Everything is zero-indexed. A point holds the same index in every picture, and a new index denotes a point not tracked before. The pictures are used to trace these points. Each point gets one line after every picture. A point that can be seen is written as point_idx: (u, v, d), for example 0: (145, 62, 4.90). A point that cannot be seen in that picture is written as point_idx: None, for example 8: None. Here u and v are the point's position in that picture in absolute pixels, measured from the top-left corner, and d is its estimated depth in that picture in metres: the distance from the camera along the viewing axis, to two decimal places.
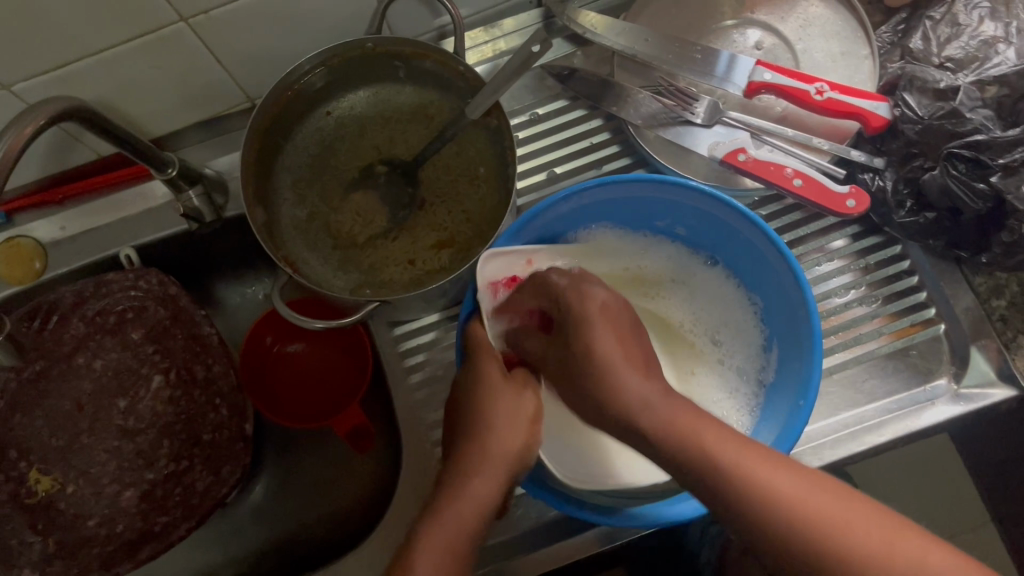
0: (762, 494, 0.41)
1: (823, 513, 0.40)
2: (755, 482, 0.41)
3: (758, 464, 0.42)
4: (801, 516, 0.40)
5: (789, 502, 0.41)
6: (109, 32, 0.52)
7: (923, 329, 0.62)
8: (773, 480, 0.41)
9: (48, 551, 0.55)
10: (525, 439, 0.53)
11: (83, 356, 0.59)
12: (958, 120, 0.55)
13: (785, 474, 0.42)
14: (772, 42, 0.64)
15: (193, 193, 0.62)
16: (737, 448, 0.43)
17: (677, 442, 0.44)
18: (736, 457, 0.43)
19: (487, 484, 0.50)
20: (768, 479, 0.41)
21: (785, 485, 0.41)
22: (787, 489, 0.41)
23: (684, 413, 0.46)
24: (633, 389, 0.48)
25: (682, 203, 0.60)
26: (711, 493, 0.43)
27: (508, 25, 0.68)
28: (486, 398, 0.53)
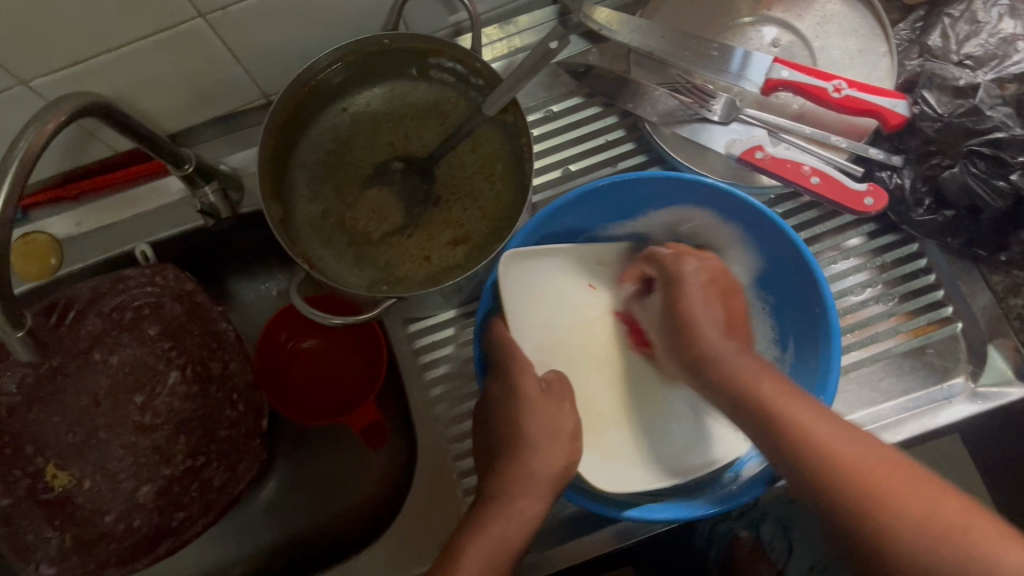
0: (803, 444, 0.44)
1: (855, 462, 0.42)
2: (799, 428, 0.45)
3: (805, 415, 0.45)
4: (833, 465, 0.43)
5: (824, 450, 0.43)
6: (128, 28, 0.52)
7: (940, 328, 0.61)
8: (816, 429, 0.44)
9: (66, 546, 0.56)
10: (567, 459, 0.52)
11: (99, 352, 0.58)
12: (978, 118, 0.56)
13: (828, 426, 0.44)
14: (789, 40, 0.64)
15: (209, 189, 0.62)
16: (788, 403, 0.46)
17: (748, 394, 0.48)
18: (790, 409, 0.46)
19: (534, 503, 0.50)
20: (812, 429, 0.44)
21: (826, 436, 0.44)
22: (825, 437, 0.44)
23: (755, 372, 0.50)
24: (717, 351, 0.52)
25: (699, 200, 0.60)
26: (765, 440, 0.46)
27: (524, 22, 0.69)
28: (527, 413, 0.53)
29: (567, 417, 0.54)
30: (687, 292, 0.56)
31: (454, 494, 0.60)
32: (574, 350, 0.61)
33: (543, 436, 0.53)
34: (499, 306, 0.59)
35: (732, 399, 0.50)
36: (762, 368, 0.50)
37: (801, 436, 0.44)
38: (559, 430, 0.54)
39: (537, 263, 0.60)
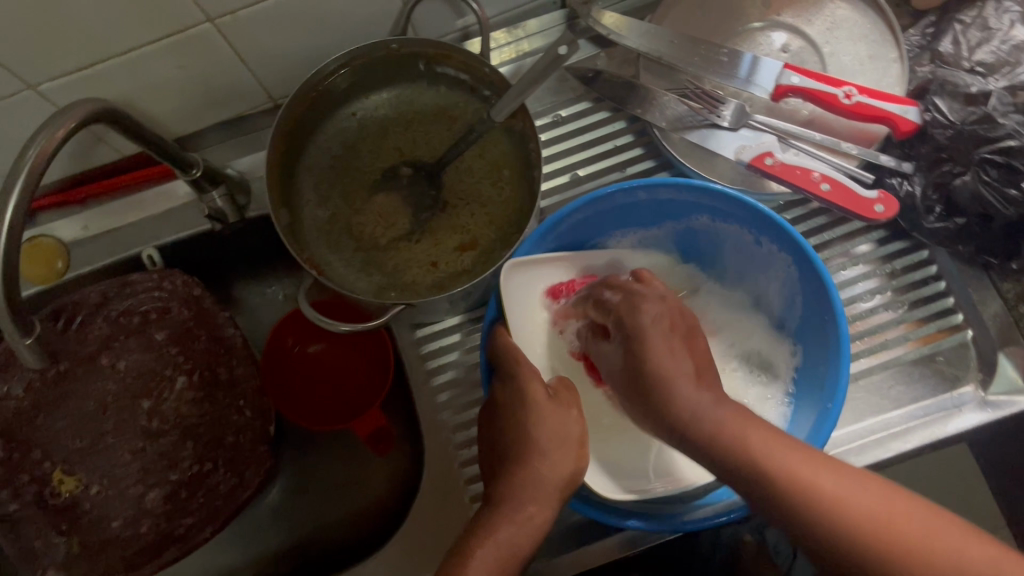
0: (808, 496, 0.42)
1: (872, 513, 0.41)
2: (805, 484, 0.42)
3: (807, 468, 0.43)
4: (849, 519, 0.41)
5: (839, 504, 0.42)
6: (137, 33, 0.52)
7: (949, 336, 0.61)
8: (823, 484, 0.42)
9: (72, 552, 0.56)
10: (575, 464, 0.52)
11: (107, 357, 0.58)
12: (990, 125, 0.55)
13: (826, 473, 0.43)
14: (798, 45, 0.64)
15: (216, 194, 0.62)
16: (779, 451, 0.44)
17: (731, 453, 0.45)
18: (787, 463, 0.43)
19: (544, 510, 0.49)
20: (818, 482, 0.42)
21: (834, 488, 0.42)
22: (833, 488, 0.42)
23: (734, 423, 0.46)
24: (688, 399, 0.48)
25: (707, 206, 0.59)
26: (763, 498, 0.43)
27: (531, 27, 0.68)
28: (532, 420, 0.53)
29: (575, 424, 0.54)
30: (649, 337, 0.52)
31: (461, 501, 0.60)
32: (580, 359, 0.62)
33: (555, 444, 0.53)
34: (503, 315, 0.59)
35: (708, 456, 0.46)
36: (742, 417, 0.47)
37: (808, 492, 0.42)
38: (568, 438, 0.53)
39: (541, 271, 0.60)
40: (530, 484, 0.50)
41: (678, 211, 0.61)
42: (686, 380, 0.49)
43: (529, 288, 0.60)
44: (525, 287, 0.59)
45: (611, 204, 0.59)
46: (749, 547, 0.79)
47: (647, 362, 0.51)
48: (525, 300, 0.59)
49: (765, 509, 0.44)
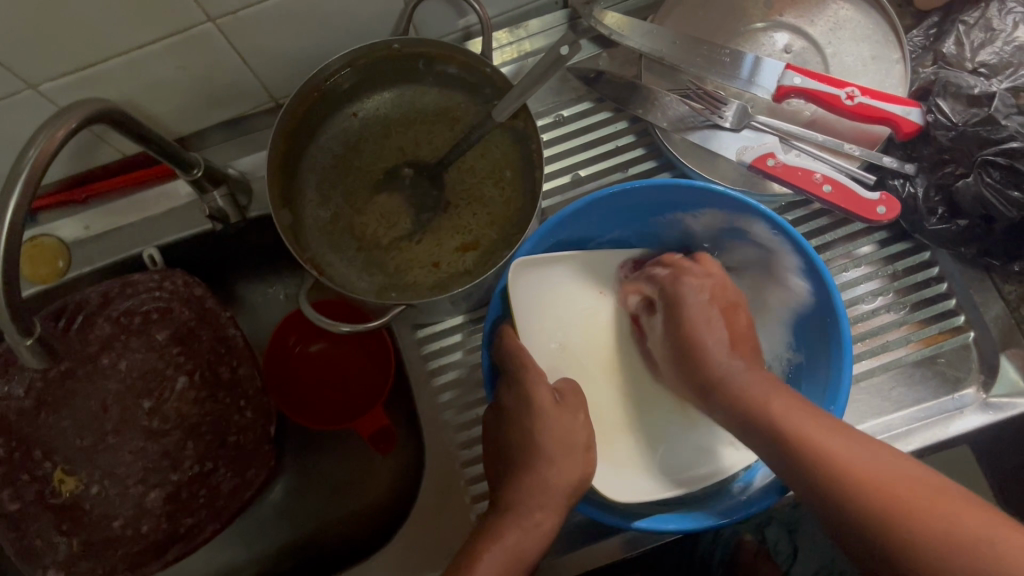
0: (816, 460, 0.44)
1: (872, 474, 0.42)
2: (814, 444, 0.44)
3: (819, 430, 0.45)
4: (851, 478, 0.42)
5: (842, 463, 0.43)
6: (138, 32, 0.52)
7: (951, 337, 0.61)
8: (830, 443, 0.44)
9: (74, 552, 0.55)
10: (583, 471, 0.52)
11: (108, 356, 0.58)
12: (993, 127, 0.55)
13: (839, 440, 0.44)
14: (801, 45, 0.64)
15: (217, 195, 0.62)
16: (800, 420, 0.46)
17: (757, 414, 0.49)
18: (803, 424, 0.46)
19: (551, 517, 0.50)
20: (827, 441, 0.44)
21: (842, 451, 0.43)
22: (841, 454, 0.43)
23: (763, 391, 0.50)
24: (725, 372, 0.53)
25: (710, 207, 0.59)
26: (780, 456, 0.46)
27: (533, 27, 0.68)
28: (539, 424, 0.53)
29: (581, 428, 0.54)
30: (693, 313, 0.56)
31: (462, 501, 0.60)
32: (586, 361, 0.61)
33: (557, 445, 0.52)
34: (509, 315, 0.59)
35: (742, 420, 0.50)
36: (771, 385, 0.50)
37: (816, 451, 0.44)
38: (573, 442, 0.53)
39: (545, 271, 0.60)
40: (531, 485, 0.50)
41: (681, 212, 0.61)
42: (727, 357, 0.54)
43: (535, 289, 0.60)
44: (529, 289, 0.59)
45: (613, 205, 0.59)
46: (749, 546, 0.79)
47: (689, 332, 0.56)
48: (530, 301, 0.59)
49: (784, 471, 0.46)
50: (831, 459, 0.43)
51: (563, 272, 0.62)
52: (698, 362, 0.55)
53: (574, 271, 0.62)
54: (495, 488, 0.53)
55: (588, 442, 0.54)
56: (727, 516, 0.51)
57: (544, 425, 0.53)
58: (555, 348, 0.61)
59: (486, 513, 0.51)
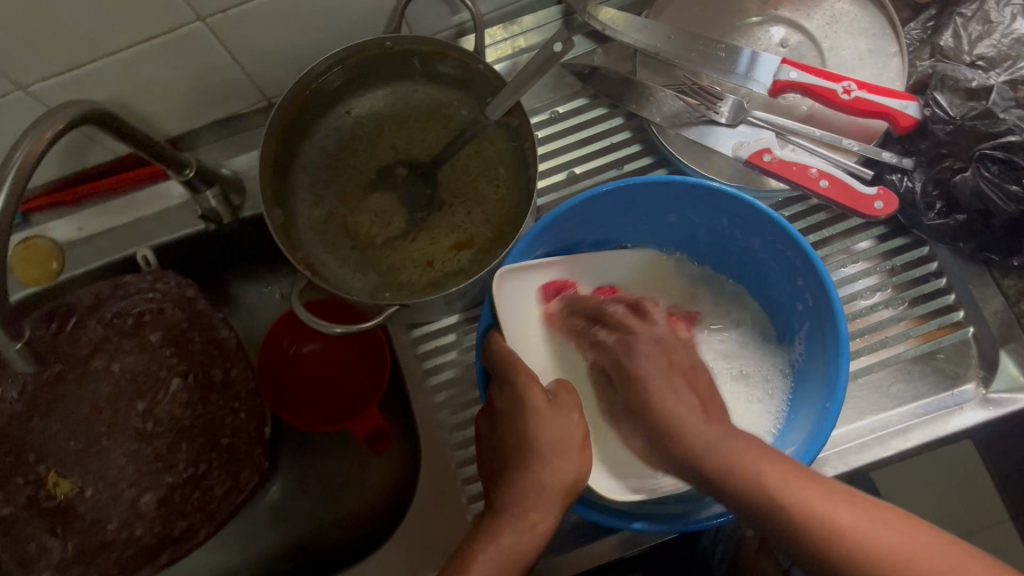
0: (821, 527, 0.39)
1: (901, 551, 0.38)
2: (819, 515, 0.39)
3: (811, 494, 0.40)
4: (862, 550, 0.38)
5: (852, 536, 0.39)
6: (127, 31, 0.51)
7: (950, 333, 0.61)
8: (830, 511, 0.39)
9: (68, 556, 0.55)
10: (579, 468, 0.51)
11: (100, 359, 0.58)
12: (991, 121, 0.54)
13: (845, 508, 0.40)
14: (798, 40, 0.63)
15: (210, 195, 0.61)
16: (788, 484, 0.41)
17: (743, 484, 0.42)
18: (796, 493, 0.41)
19: (547, 517, 0.49)
20: (817, 507, 0.40)
21: (855, 521, 0.39)
22: (843, 521, 0.39)
23: (747, 456, 0.43)
24: (703, 441, 0.45)
25: (708, 204, 0.58)
26: (767, 525, 0.41)
27: (528, 23, 0.67)
28: (536, 424, 0.53)
29: (577, 426, 0.54)
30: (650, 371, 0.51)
31: (458, 502, 0.59)
32: (581, 360, 0.62)
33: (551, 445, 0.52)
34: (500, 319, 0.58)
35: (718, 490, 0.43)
36: (755, 450, 0.44)
37: (823, 524, 0.39)
38: (569, 442, 0.52)
39: (534, 275, 0.60)
40: (525, 485, 0.50)
41: (677, 209, 0.60)
42: (707, 429, 0.45)
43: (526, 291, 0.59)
44: (521, 292, 0.59)
45: (608, 203, 0.59)
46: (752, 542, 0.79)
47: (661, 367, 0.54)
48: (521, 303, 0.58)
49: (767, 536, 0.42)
50: (843, 531, 0.39)
51: (556, 273, 0.61)
52: (664, 430, 0.47)
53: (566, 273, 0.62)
54: (491, 488, 0.53)
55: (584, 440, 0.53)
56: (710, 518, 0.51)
57: (538, 426, 0.52)
58: None
59: (481, 515, 0.51)
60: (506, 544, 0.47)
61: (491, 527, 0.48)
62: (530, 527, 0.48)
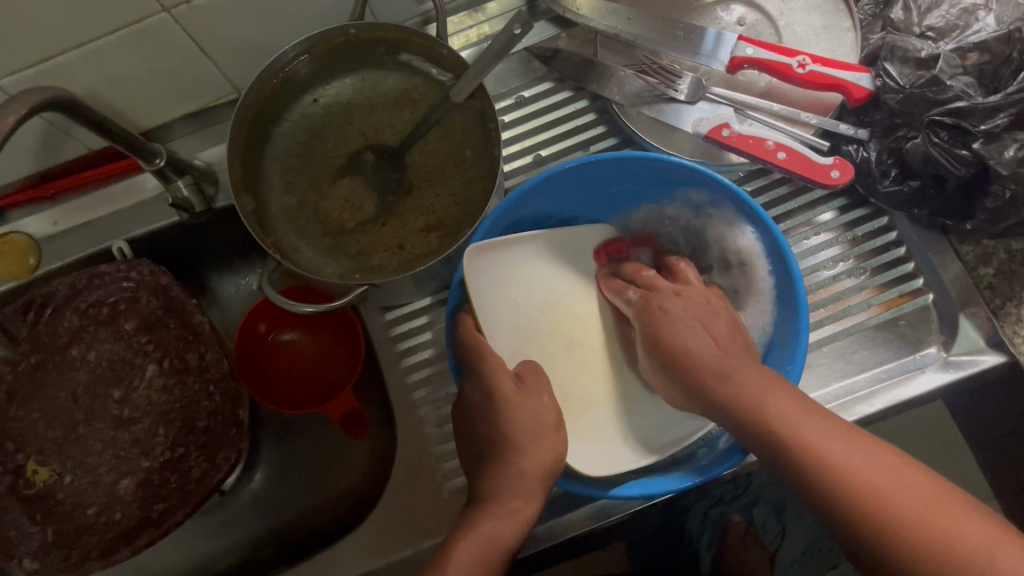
0: (804, 449, 0.43)
1: (872, 478, 0.41)
2: (814, 448, 0.43)
3: (832, 441, 0.43)
4: (839, 472, 0.42)
5: (840, 463, 0.42)
6: (93, 23, 0.52)
7: (911, 300, 0.62)
8: (831, 448, 0.43)
9: (48, 540, 0.56)
10: (546, 446, 0.52)
11: (77, 348, 0.60)
12: (939, 88, 0.56)
13: (836, 440, 0.43)
14: (755, 18, 0.65)
15: (182, 184, 0.63)
16: (791, 412, 0.45)
17: (749, 412, 0.46)
18: (807, 432, 0.44)
19: (529, 504, 0.50)
20: (834, 455, 0.42)
21: (837, 449, 0.42)
22: (832, 446, 0.43)
23: (766, 391, 0.47)
24: (718, 364, 0.50)
25: (671, 179, 0.60)
26: (765, 449, 0.45)
27: (492, 9, 0.69)
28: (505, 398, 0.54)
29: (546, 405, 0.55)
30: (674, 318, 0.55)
31: (434, 480, 0.60)
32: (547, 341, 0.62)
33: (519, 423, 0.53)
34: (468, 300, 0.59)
35: (730, 418, 0.48)
36: (769, 381, 0.48)
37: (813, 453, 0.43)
38: (542, 424, 0.53)
39: (505, 253, 0.61)
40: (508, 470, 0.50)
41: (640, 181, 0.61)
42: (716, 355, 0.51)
43: (493, 269, 0.60)
44: (489, 268, 0.59)
45: (574, 175, 0.60)
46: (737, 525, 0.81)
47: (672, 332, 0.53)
48: (490, 282, 0.59)
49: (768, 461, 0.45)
50: (823, 456, 0.42)
51: (527, 250, 0.62)
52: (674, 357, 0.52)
53: (539, 249, 0.63)
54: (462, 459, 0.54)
55: (557, 421, 0.54)
56: (679, 483, 0.52)
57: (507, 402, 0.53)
58: (524, 325, 0.62)
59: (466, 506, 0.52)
60: (485, 532, 0.48)
61: None
62: (513, 513, 0.49)
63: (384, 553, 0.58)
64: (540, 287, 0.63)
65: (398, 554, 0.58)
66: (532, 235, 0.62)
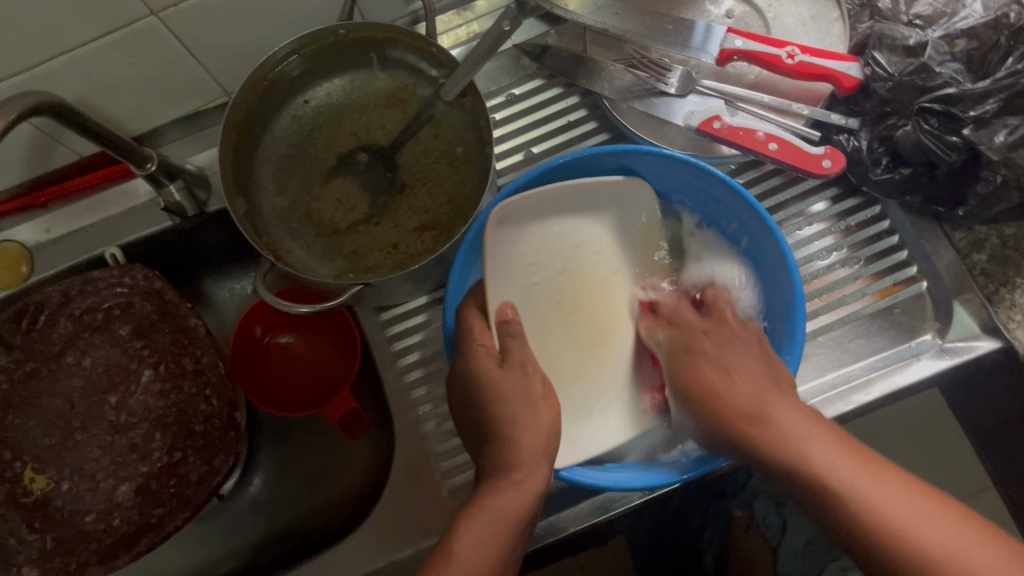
0: (848, 494, 0.42)
1: (929, 539, 0.40)
2: (861, 503, 0.42)
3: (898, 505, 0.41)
4: (890, 526, 0.41)
5: (888, 519, 0.41)
6: (82, 28, 0.52)
7: (905, 288, 0.62)
8: (880, 500, 0.42)
9: (47, 549, 0.56)
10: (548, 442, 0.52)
11: (72, 354, 0.60)
12: (929, 75, 0.56)
13: (885, 488, 0.42)
14: (743, 10, 0.65)
15: (174, 188, 0.62)
16: (831, 454, 0.44)
17: (785, 456, 0.45)
18: (856, 482, 0.43)
19: (533, 476, 0.47)
20: (933, 545, 0.40)
21: (885, 500, 0.42)
22: (874, 498, 0.42)
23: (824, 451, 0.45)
24: (760, 409, 0.49)
25: (669, 168, 0.60)
26: (800, 488, 0.45)
27: (481, 7, 0.69)
28: None
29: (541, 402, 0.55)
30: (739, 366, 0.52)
31: (433, 479, 0.60)
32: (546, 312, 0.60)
33: None
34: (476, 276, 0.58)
35: (770, 466, 0.46)
36: (811, 428, 0.46)
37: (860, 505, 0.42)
38: (530, 395, 0.52)
39: (519, 227, 0.59)
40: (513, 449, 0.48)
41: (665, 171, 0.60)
42: (790, 418, 0.47)
43: (504, 244, 0.58)
44: (502, 240, 0.58)
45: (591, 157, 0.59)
46: None
47: (695, 374, 0.54)
48: (500, 257, 0.58)
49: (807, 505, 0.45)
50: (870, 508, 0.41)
51: (537, 225, 0.60)
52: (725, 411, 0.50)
53: (554, 222, 0.61)
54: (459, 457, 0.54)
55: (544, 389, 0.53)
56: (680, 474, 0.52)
57: None
58: (530, 299, 0.60)
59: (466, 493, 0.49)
60: (487, 502, 0.46)
61: None
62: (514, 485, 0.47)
63: (385, 553, 0.58)
64: (549, 256, 0.61)
65: (398, 554, 0.58)
66: (547, 209, 0.60)
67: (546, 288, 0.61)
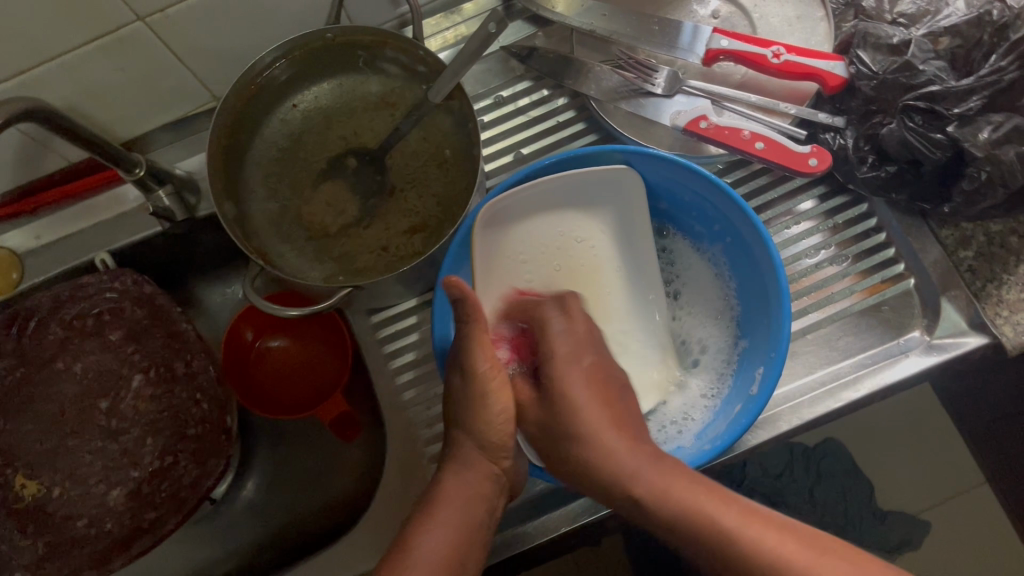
0: (702, 520, 0.44)
1: (778, 550, 0.42)
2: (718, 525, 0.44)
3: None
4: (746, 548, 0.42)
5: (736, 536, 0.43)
6: (68, 34, 0.52)
7: (893, 285, 0.62)
8: (726, 520, 0.44)
9: (39, 554, 0.56)
10: None
11: (63, 360, 0.60)
12: (912, 73, 0.57)
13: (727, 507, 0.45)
14: (729, 11, 0.65)
15: (163, 193, 0.62)
16: (695, 492, 0.46)
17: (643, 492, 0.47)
18: (705, 504, 0.45)
19: None
20: (780, 554, 0.42)
21: (731, 521, 0.44)
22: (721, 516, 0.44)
23: (758, 534, 0.43)
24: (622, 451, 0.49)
25: (655, 172, 0.60)
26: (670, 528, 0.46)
27: (469, 11, 0.70)
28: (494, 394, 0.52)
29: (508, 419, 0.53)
30: (654, 477, 0.47)
31: (427, 481, 0.60)
32: None
33: (503, 418, 0.53)
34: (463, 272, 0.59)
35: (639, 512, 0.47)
36: (669, 469, 0.48)
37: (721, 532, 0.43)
38: None
39: (506, 229, 0.61)
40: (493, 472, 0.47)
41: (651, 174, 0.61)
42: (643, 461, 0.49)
43: (490, 244, 0.60)
44: (487, 241, 0.59)
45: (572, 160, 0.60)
46: None
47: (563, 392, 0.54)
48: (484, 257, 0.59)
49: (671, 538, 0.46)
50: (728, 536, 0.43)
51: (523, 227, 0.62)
52: (641, 502, 0.47)
53: (540, 224, 0.62)
54: (448, 458, 0.54)
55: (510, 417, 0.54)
56: None
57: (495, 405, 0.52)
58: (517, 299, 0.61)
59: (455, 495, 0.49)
60: None
61: (431, 514, 0.49)
62: None
63: (377, 556, 0.58)
64: (534, 258, 0.63)
65: None
66: (532, 213, 0.61)
67: (539, 284, 0.62)
